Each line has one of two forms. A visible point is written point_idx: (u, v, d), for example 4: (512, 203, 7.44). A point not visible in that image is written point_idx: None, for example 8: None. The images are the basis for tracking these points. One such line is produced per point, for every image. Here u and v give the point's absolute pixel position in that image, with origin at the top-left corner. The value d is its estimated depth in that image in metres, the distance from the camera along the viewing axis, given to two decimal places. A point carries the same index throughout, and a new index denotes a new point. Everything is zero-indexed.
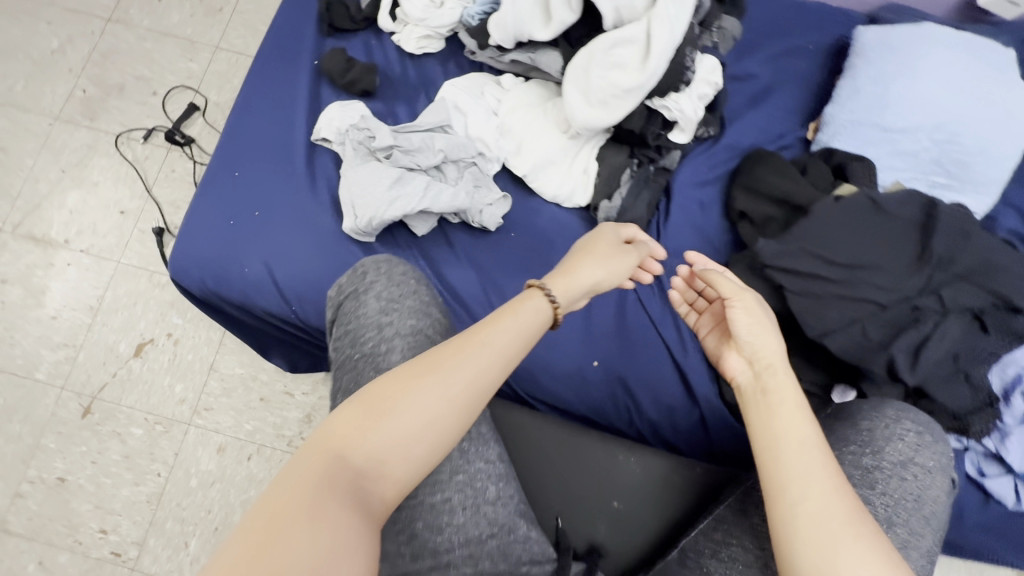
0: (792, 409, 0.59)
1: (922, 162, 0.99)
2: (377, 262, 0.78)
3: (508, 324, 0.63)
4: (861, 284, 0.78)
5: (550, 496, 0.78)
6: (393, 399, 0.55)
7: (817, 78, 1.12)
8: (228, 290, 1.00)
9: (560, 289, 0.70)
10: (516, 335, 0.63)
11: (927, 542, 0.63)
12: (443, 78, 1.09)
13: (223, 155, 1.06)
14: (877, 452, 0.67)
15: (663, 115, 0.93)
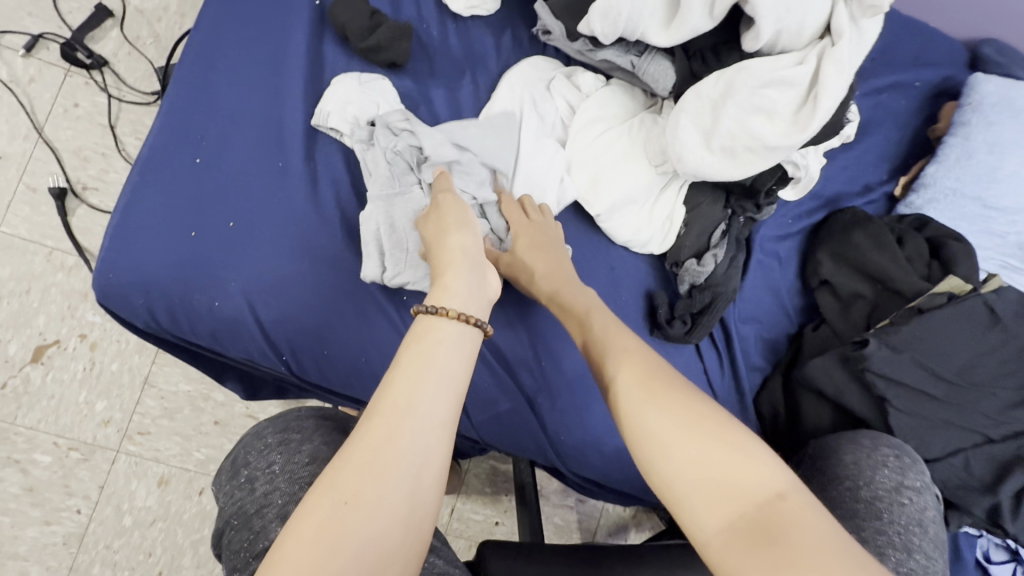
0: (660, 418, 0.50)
1: (1009, 245, 0.90)
2: (272, 447, 0.62)
3: (414, 366, 0.51)
4: (969, 410, 0.72)
5: None
6: (315, 520, 0.44)
7: (912, 121, 0.99)
8: (191, 328, 0.73)
9: (450, 297, 0.57)
10: (414, 375, 0.50)
11: (940, 565, 0.62)
12: (496, 56, 0.82)
13: (175, 125, 0.74)
14: (868, 482, 0.66)
15: (787, 170, 0.76)
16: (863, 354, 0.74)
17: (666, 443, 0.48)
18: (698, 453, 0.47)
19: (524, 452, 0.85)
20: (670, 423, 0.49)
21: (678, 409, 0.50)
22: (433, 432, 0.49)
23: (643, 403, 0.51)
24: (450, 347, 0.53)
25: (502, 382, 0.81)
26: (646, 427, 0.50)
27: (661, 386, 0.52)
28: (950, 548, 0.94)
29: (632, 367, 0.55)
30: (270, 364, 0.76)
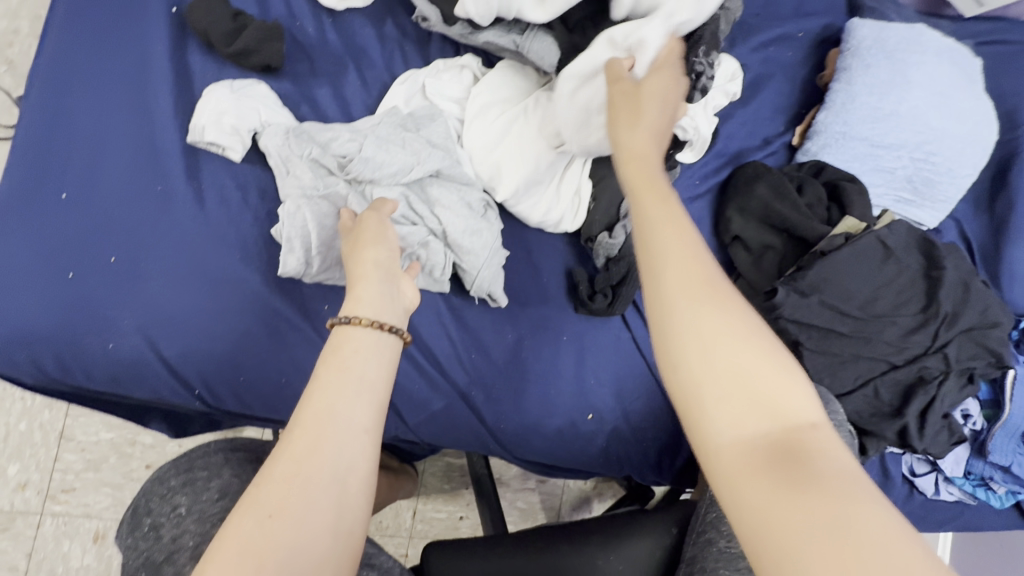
0: (719, 323, 0.45)
1: (898, 179, 0.96)
2: (176, 489, 0.62)
3: (337, 375, 0.49)
4: (874, 341, 0.76)
5: None
6: (238, 543, 0.42)
7: (801, 71, 1.03)
8: (86, 375, 0.68)
9: (366, 305, 0.55)
10: (333, 382, 0.49)
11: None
12: (379, 46, 0.79)
13: (34, 161, 0.69)
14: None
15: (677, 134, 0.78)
16: (776, 303, 0.76)
17: (711, 358, 0.44)
18: (733, 368, 0.43)
19: (466, 446, 0.84)
20: (723, 343, 0.44)
21: (730, 328, 0.45)
22: (357, 438, 0.48)
23: (698, 312, 0.45)
24: (368, 356, 0.52)
25: (432, 378, 0.79)
26: (689, 339, 0.44)
27: (713, 296, 0.45)
28: (879, 468, 1.00)
29: (680, 263, 0.46)
30: (182, 400, 0.72)
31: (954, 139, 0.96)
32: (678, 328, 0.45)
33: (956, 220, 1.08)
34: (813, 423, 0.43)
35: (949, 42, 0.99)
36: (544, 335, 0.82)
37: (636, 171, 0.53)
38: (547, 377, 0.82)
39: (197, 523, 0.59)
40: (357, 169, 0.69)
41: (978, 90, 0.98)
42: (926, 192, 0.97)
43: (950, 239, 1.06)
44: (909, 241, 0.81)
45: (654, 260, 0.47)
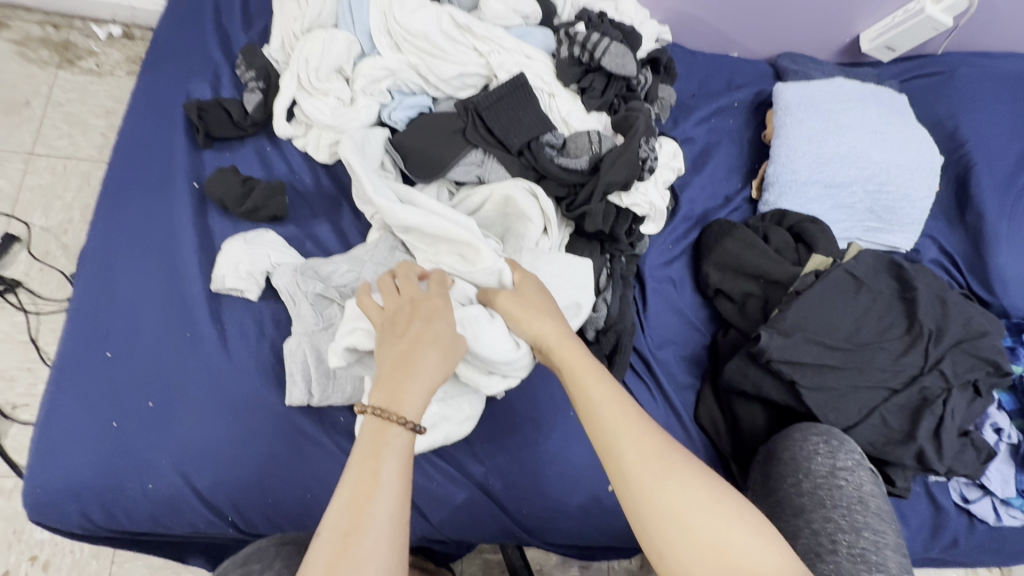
0: (683, 468, 0.52)
1: (858, 212, 1.03)
2: None
3: (373, 481, 0.50)
4: (868, 368, 0.78)
5: None
6: None
7: (746, 134, 1.13)
8: (130, 517, 0.74)
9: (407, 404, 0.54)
10: (366, 484, 0.50)
11: (893, 537, 0.62)
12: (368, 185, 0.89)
13: (81, 326, 0.79)
14: (807, 473, 0.68)
15: (633, 211, 0.86)
16: (761, 348, 0.78)
17: (683, 530, 0.49)
18: (681, 498, 0.50)
19: (492, 538, 0.85)
20: (693, 499, 0.50)
21: (692, 488, 0.51)
22: (392, 538, 0.49)
23: (658, 479, 0.51)
24: (400, 458, 0.52)
25: (450, 472, 0.82)
26: (661, 504, 0.50)
27: (672, 461, 0.52)
28: (928, 500, 0.95)
29: (630, 433, 0.54)
30: (217, 528, 0.77)
31: (901, 167, 1.03)
32: (652, 505, 0.51)
33: (933, 238, 1.11)
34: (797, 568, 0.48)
35: (871, 88, 1.10)
36: (551, 413, 0.85)
37: (571, 355, 0.62)
38: (562, 455, 0.84)
39: None
40: None
41: (910, 122, 1.08)
42: (889, 218, 1.03)
43: (932, 256, 1.10)
44: (877, 268, 0.86)
45: (606, 427, 0.55)
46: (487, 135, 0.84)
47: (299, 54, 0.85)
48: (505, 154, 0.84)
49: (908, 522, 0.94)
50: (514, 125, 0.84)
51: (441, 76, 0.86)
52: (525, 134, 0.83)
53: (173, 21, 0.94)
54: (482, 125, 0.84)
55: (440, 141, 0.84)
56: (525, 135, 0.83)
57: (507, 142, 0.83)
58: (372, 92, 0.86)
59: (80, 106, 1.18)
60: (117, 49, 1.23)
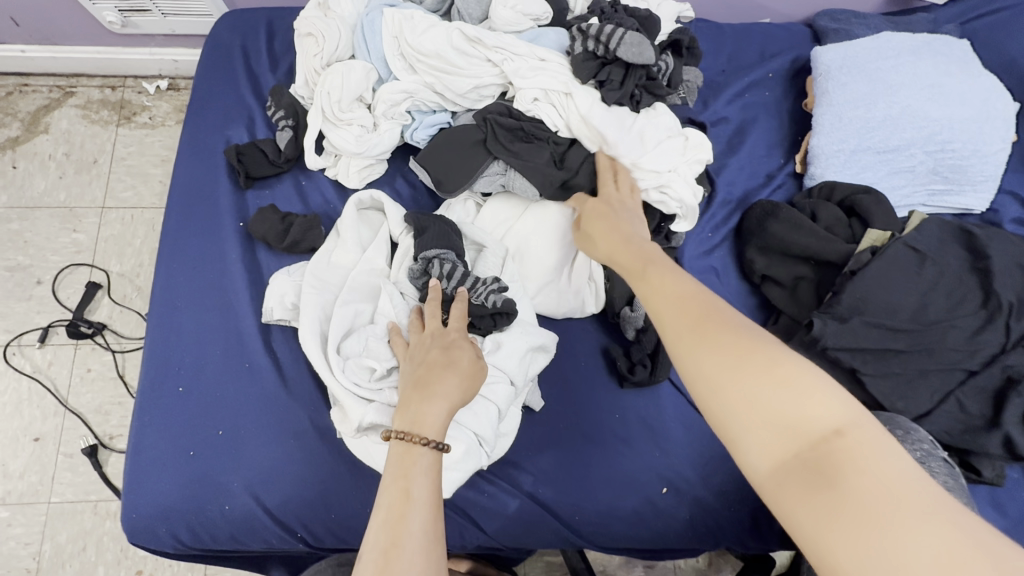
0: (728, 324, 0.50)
1: (920, 176, 0.94)
2: None
3: (417, 491, 0.55)
4: (939, 350, 0.71)
5: None
6: None
7: (785, 106, 1.06)
8: (212, 537, 0.81)
9: (429, 427, 0.59)
10: (406, 495, 0.55)
11: None
12: (374, 211, 0.90)
13: (153, 366, 0.85)
14: None
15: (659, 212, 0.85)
16: (815, 335, 0.73)
17: (722, 389, 0.46)
18: (709, 356, 0.48)
19: (547, 546, 0.84)
20: (724, 364, 0.47)
21: (725, 351, 0.47)
22: (435, 553, 0.53)
23: (694, 348, 0.49)
24: (428, 476, 0.57)
25: (502, 483, 0.82)
26: (696, 369, 0.48)
27: (713, 325, 0.50)
28: None
29: (676, 299, 0.54)
30: (289, 544, 0.82)
31: (967, 120, 0.93)
32: (691, 376, 0.49)
33: (1015, 194, 1.00)
34: (855, 420, 0.43)
35: (923, 37, 1.00)
36: (596, 417, 0.85)
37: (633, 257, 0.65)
38: (609, 458, 0.83)
39: None
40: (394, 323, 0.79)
41: (972, 68, 0.97)
42: (957, 179, 0.94)
43: (1014, 216, 0.99)
44: (942, 240, 0.78)
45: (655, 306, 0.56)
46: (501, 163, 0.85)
47: (322, 89, 0.87)
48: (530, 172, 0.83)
49: (1007, 510, 0.85)
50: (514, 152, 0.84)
51: (458, 91, 0.86)
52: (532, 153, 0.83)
53: (208, 72, 1.00)
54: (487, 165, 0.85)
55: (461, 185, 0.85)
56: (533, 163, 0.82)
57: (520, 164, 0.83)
58: (393, 115, 0.88)
59: (140, 158, 1.29)
60: (166, 100, 1.33)
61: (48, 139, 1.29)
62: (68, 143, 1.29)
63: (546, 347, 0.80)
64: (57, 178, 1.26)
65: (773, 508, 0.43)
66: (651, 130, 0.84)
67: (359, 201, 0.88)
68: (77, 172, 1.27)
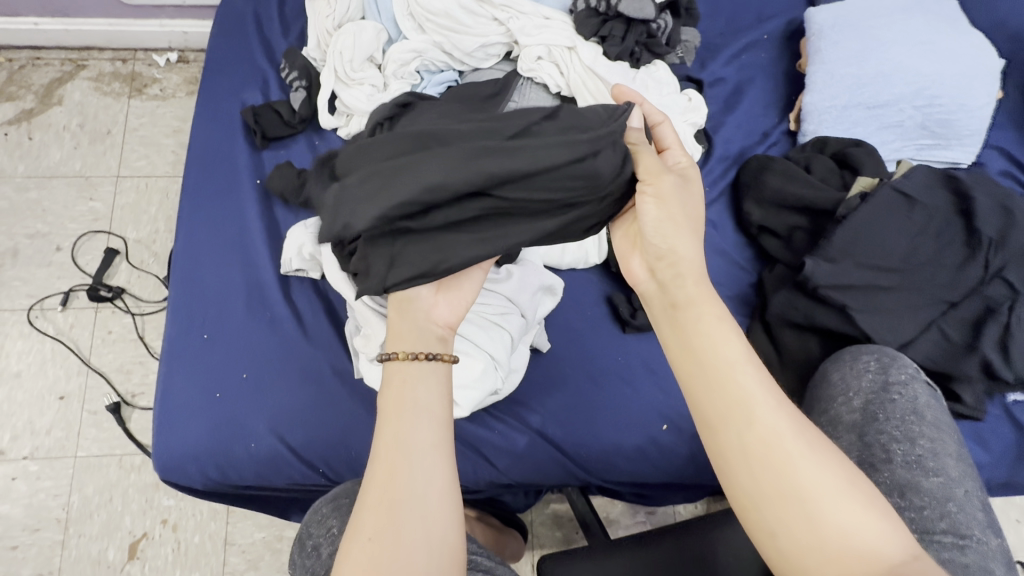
0: (809, 439, 0.52)
1: (909, 130, 0.98)
2: (327, 514, 0.69)
3: (419, 397, 0.61)
4: (922, 285, 0.76)
5: None
6: (390, 538, 0.54)
7: (780, 66, 1.10)
8: (239, 474, 0.85)
9: (420, 344, 0.64)
10: (405, 406, 0.60)
11: (952, 444, 0.66)
12: None
13: (179, 315, 0.90)
14: (858, 391, 0.70)
15: None
16: (806, 276, 0.78)
17: (806, 505, 0.50)
18: (805, 474, 0.51)
19: (555, 482, 0.89)
20: (813, 480, 0.50)
21: (814, 467, 0.51)
22: (433, 455, 0.58)
23: (788, 461, 0.51)
24: (426, 385, 0.62)
25: (512, 421, 0.87)
26: (789, 481, 0.51)
27: (805, 437, 0.53)
28: (1010, 421, 0.91)
29: (758, 412, 0.53)
30: (311, 481, 0.86)
31: (955, 75, 0.97)
32: (771, 485, 0.51)
33: (1000, 148, 1.04)
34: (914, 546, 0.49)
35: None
36: (601, 360, 0.90)
37: (692, 298, 0.58)
38: (613, 398, 0.88)
39: None
40: None
41: (960, 26, 1.01)
42: (945, 133, 0.98)
43: (1000, 169, 1.03)
44: (930, 183, 0.81)
45: (732, 403, 0.54)
46: (426, 222, 0.58)
47: (334, 49, 0.91)
48: (517, 179, 0.56)
49: (989, 444, 0.89)
50: (453, 163, 0.56)
51: (466, 50, 0.89)
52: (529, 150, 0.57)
53: (222, 38, 1.03)
54: (402, 176, 0.56)
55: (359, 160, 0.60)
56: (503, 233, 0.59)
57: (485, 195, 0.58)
58: (402, 75, 0.92)
59: (152, 128, 1.32)
60: (177, 73, 1.36)
61: (62, 111, 1.32)
62: (82, 115, 1.32)
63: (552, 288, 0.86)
64: (73, 148, 1.30)
65: None
66: (652, 85, 0.89)
67: None
68: (91, 142, 1.31)
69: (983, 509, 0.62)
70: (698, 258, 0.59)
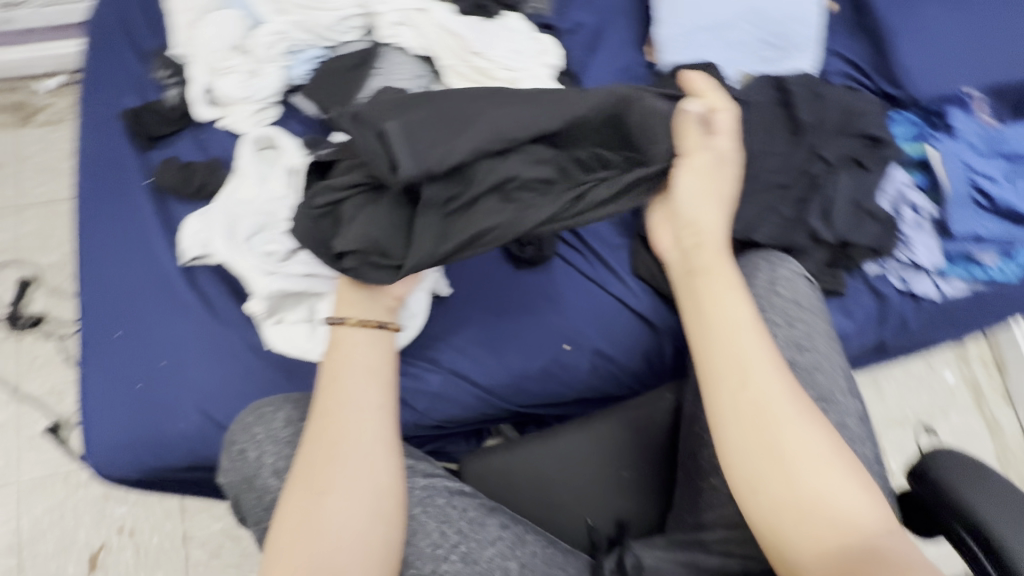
0: (801, 418, 0.59)
1: (752, 47, 1.07)
2: (251, 424, 0.75)
3: (361, 360, 0.68)
4: (760, 174, 0.84)
5: (566, 497, 0.83)
6: (330, 482, 0.62)
7: (636, 7, 1.17)
8: (171, 458, 0.88)
9: (371, 311, 0.70)
10: (348, 371, 0.67)
11: (823, 324, 0.74)
12: (269, 145, 0.97)
13: (89, 318, 0.92)
14: (750, 285, 0.76)
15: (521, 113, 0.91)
16: None
17: (788, 465, 0.57)
18: (794, 438, 0.58)
19: (477, 414, 0.96)
20: (795, 445, 0.58)
21: (798, 436, 0.58)
22: (376, 415, 0.66)
23: (781, 431, 0.58)
24: (371, 348, 0.69)
25: (426, 364, 0.94)
26: (778, 444, 0.58)
27: (798, 411, 0.59)
28: (870, 292, 1.00)
29: (760, 382, 0.60)
30: None
31: None
32: (753, 441, 0.59)
33: (838, 53, 1.14)
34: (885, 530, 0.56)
35: None
36: (501, 296, 0.97)
37: (712, 257, 0.69)
38: (515, 328, 0.96)
39: (276, 446, 0.72)
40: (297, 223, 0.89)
41: None
42: (784, 45, 1.07)
43: (839, 72, 1.13)
44: (761, 85, 0.89)
45: (736, 372, 0.61)
46: (461, 198, 0.68)
47: (201, 44, 0.95)
48: (542, 184, 0.69)
49: (855, 315, 0.99)
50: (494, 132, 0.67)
51: (325, 24, 0.94)
52: (592, 101, 0.70)
53: (93, 50, 1.05)
54: (464, 136, 0.66)
55: (393, 106, 0.67)
56: (515, 226, 0.68)
57: (512, 182, 0.68)
58: (272, 58, 0.95)
59: (49, 154, 1.33)
60: (66, 96, 1.37)
61: None
62: None
63: None
64: None
65: (779, 560, 0.57)
66: (502, 34, 0.93)
67: (255, 140, 0.96)
68: None
69: (846, 377, 0.71)
70: (719, 235, 0.70)
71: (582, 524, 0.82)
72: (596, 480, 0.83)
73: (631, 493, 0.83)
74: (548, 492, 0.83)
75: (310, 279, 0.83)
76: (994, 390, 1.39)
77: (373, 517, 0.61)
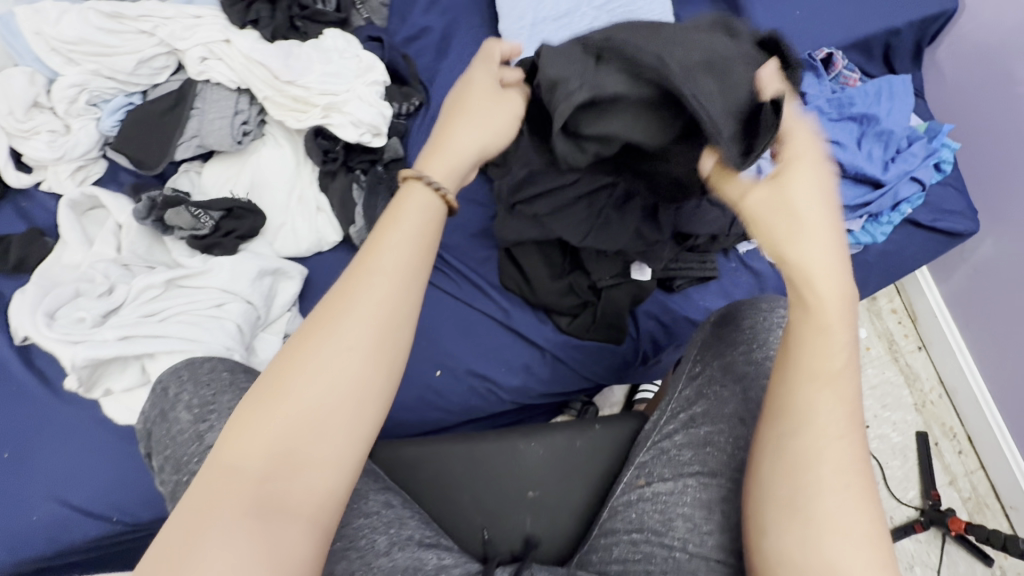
0: (859, 488, 0.45)
1: (602, 30, 1.02)
2: (179, 369, 0.70)
3: (395, 240, 0.48)
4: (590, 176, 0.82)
5: (470, 511, 0.71)
6: (314, 402, 0.43)
7: (483, 1, 1.10)
8: (29, 551, 0.84)
9: (440, 169, 0.53)
10: (384, 253, 0.47)
11: None
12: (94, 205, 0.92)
13: None
14: (762, 344, 0.66)
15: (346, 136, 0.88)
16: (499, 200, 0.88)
17: (834, 515, 0.44)
18: (849, 505, 0.44)
19: None
20: (847, 515, 0.44)
21: (857, 493, 0.45)
22: (393, 348, 0.46)
23: (844, 482, 0.45)
24: (417, 218, 0.50)
25: None
26: (828, 489, 0.45)
27: (862, 480, 0.45)
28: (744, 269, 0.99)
29: (845, 395, 0.47)
30: (109, 533, 0.86)
31: None
32: (821, 457, 0.46)
33: (697, 24, 1.08)
34: None
35: None
36: None
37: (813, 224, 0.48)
38: None
39: (194, 389, 0.66)
40: (118, 282, 0.83)
41: None
42: (636, 25, 1.01)
43: None
44: None
45: (822, 379, 0.47)
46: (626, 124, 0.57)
47: None
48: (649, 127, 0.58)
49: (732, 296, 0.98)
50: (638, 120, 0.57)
51: (125, 70, 0.88)
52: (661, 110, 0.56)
53: None
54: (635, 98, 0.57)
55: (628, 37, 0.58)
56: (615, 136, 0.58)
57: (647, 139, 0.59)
58: (78, 112, 0.89)
59: None
60: None
61: None
62: None
63: (282, 273, 0.89)
64: None
65: None
66: (311, 52, 0.89)
67: (72, 201, 0.89)
68: None
69: None
70: (818, 232, 0.48)
71: (479, 539, 0.71)
72: (502, 496, 0.72)
73: (553, 521, 0.71)
74: (443, 503, 0.71)
75: (126, 344, 0.76)
76: (907, 339, 1.38)
77: (330, 487, 0.44)
